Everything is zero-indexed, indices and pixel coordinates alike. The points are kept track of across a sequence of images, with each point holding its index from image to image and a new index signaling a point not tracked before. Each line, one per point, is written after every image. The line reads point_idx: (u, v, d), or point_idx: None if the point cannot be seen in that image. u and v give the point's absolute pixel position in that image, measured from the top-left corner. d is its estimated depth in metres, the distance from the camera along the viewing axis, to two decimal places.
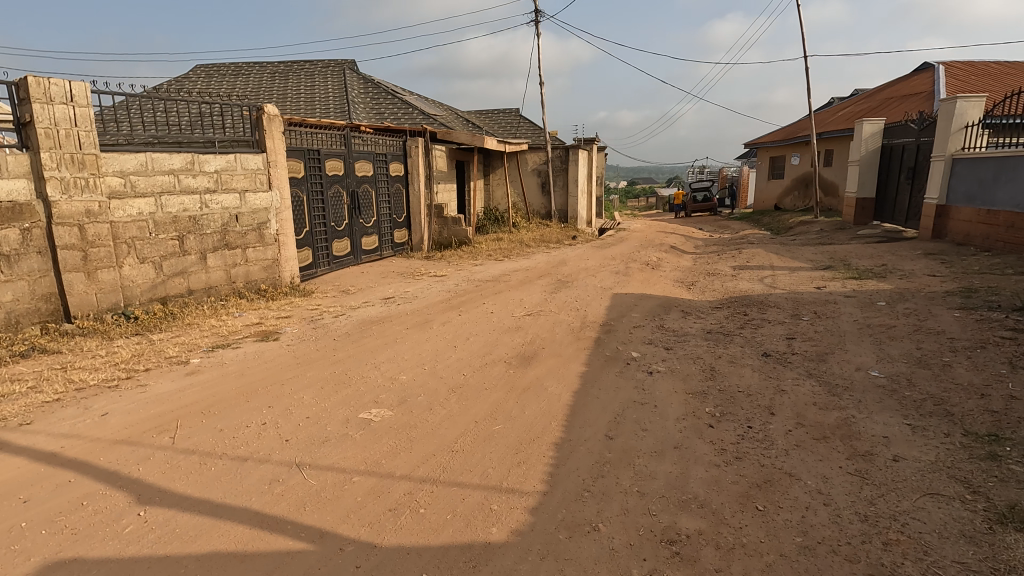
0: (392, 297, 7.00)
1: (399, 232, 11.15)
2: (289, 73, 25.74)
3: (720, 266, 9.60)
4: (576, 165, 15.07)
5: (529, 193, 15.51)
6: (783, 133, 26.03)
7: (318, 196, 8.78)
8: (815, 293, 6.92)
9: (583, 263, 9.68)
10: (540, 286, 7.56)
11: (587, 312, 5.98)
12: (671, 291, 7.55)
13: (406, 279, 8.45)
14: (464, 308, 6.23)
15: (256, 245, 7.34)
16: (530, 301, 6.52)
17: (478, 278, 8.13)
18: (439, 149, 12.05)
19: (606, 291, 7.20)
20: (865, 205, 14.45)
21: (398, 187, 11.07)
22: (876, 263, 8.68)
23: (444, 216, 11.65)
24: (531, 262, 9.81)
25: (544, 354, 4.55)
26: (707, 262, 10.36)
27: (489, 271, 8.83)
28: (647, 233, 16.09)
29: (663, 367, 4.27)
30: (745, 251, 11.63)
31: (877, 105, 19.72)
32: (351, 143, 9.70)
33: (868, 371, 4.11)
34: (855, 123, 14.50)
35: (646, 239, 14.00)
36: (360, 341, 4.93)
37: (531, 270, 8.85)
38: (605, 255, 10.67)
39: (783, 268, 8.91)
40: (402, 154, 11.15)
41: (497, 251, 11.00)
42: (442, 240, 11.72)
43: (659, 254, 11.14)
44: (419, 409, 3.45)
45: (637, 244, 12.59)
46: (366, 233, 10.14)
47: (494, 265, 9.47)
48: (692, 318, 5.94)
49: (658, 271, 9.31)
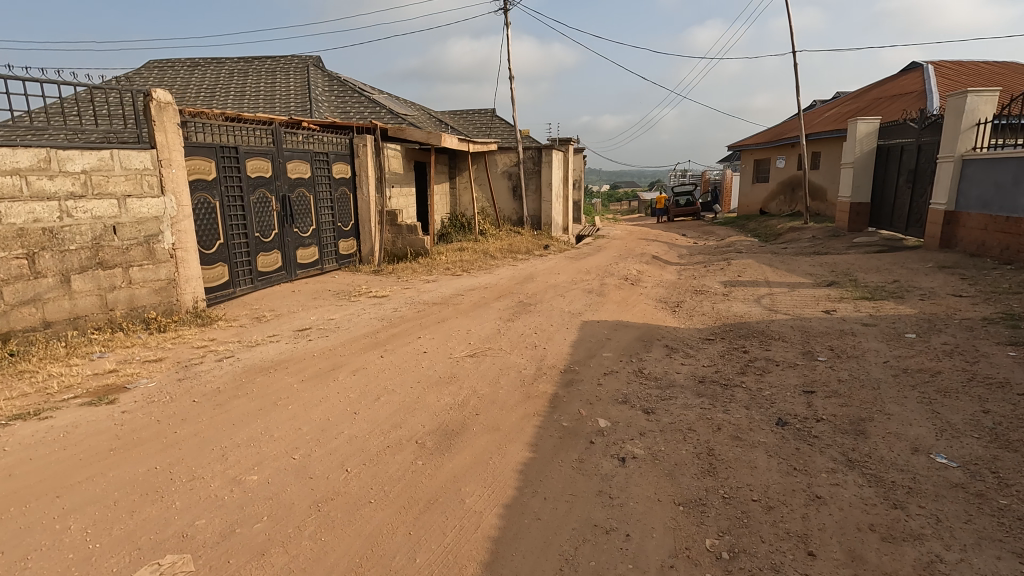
0: (310, 328, 5.66)
1: (345, 242, 9.81)
2: (249, 69, 24.15)
3: (709, 282, 8.41)
4: (549, 167, 13.83)
5: (499, 197, 14.24)
6: (767, 135, 25.17)
7: (236, 202, 7.41)
8: (825, 319, 5.74)
9: (552, 279, 8.42)
10: (496, 311, 6.27)
11: (547, 350, 4.70)
12: (652, 315, 6.32)
13: (340, 300, 7.12)
14: (392, 345, 4.92)
15: (143, 262, 5.94)
16: (478, 334, 5.22)
17: (425, 301, 6.81)
18: (394, 148, 10.72)
19: (574, 317, 5.93)
20: (860, 210, 13.45)
21: (343, 191, 9.72)
22: (886, 279, 7.57)
23: (398, 224, 10.34)
24: (493, 277, 8.52)
25: (477, 425, 3.26)
26: (693, 276, 9.17)
27: (442, 290, 7.53)
28: (627, 240, 14.91)
29: (642, 450, 3.00)
30: (735, 261, 10.47)
31: (866, 105, 18.83)
32: (282, 139, 8.32)
33: (930, 456, 2.89)
34: (848, 122, 13.49)
35: (626, 247, 12.83)
36: (227, 405, 3.57)
37: (490, 289, 7.55)
38: (579, 269, 9.41)
39: (781, 285, 7.74)
40: (348, 154, 9.80)
41: (457, 264, 9.70)
42: (396, 251, 10.40)
43: (640, 267, 9.92)
44: (245, 554, 2.12)
45: (615, 254, 11.39)
46: (303, 244, 8.80)
47: (450, 282, 8.16)
48: (681, 358, 4.70)
49: (638, 288, 8.07)
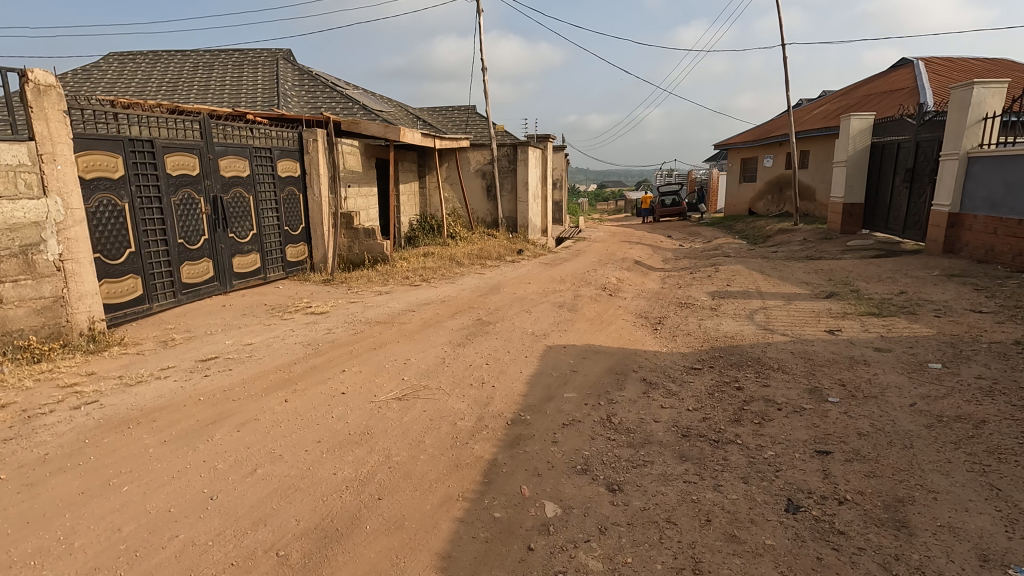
0: (218, 357, 4.69)
1: (293, 247, 8.82)
2: (215, 62, 22.94)
3: (695, 292, 7.56)
4: (525, 166, 12.92)
5: (472, 197, 13.31)
6: (754, 134, 24.52)
7: (152, 204, 6.41)
8: (830, 342, 4.89)
9: (521, 290, 7.51)
10: (447, 332, 5.34)
11: (494, 391, 3.79)
12: (630, 336, 5.43)
13: (271, 318, 6.15)
14: (306, 383, 3.97)
15: (19, 277, 4.89)
16: (417, 367, 4.30)
17: (367, 319, 5.87)
18: (351, 144, 9.74)
19: (537, 341, 5.02)
20: (853, 211, 12.72)
21: (291, 191, 8.73)
22: (892, 290, 6.76)
23: (354, 228, 9.36)
24: (455, 288, 7.60)
25: (374, 520, 2.34)
26: (679, 285, 8.34)
27: (392, 305, 6.60)
28: (609, 244, 14.06)
29: (600, 564, 2.10)
30: (723, 268, 9.65)
31: (856, 102, 18.18)
32: (213, 132, 7.32)
33: (1007, 571, 2.01)
34: (841, 118, 12.75)
35: (608, 252, 11.97)
36: (41, 486, 2.60)
37: (449, 303, 6.64)
38: (552, 277, 8.52)
39: (775, 297, 6.90)
40: (296, 150, 8.81)
41: (418, 272, 8.76)
42: (352, 258, 9.43)
43: (620, 275, 9.06)
44: None
45: (595, 260, 10.54)
46: (241, 251, 7.81)
47: (405, 294, 7.23)
48: (661, 397, 3.82)
49: (616, 302, 7.19)
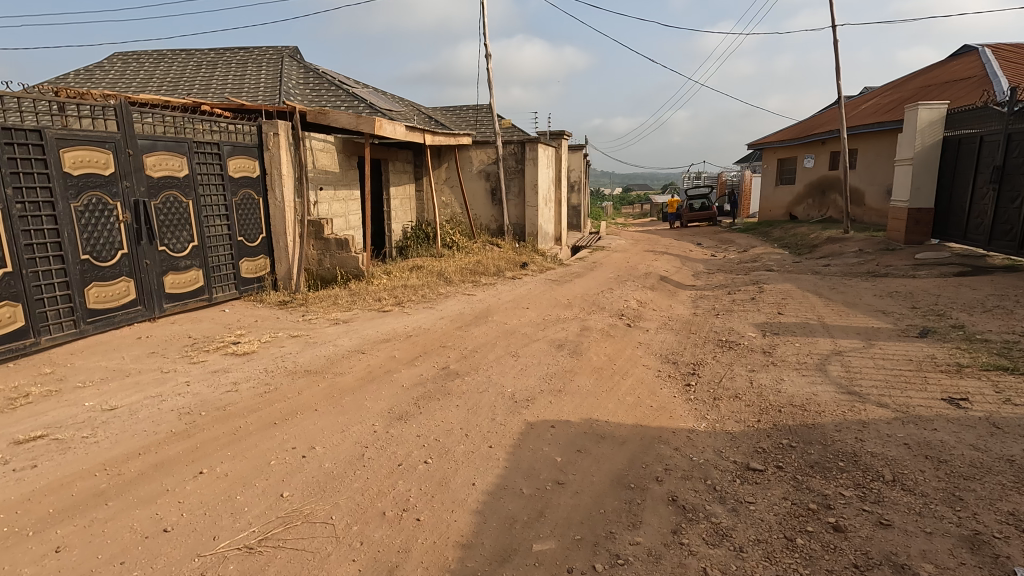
0: (50, 433, 3.23)
1: (249, 261, 7.43)
2: (219, 61, 21.96)
3: (739, 324, 5.89)
4: (535, 166, 11.35)
5: (474, 201, 11.80)
6: (793, 132, 22.50)
7: (40, 210, 5.04)
8: (961, 423, 3.19)
9: (516, 319, 5.96)
10: (394, 393, 3.81)
11: (415, 533, 2.24)
12: (651, 401, 3.82)
13: (177, 361, 4.70)
14: (125, 501, 2.48)
15: None
16: (317, 466, 2.78)
17: (297, 366, 4.37)
18: (326, 139, 8.32)
19: (514, 412, 3.44)
20: (920, 218, 10.81)
21: (246, 194, 7.35)
22: (1010, 327, 5.00)
23: (325, 237, 7.92)
24: (433, 316, 6.08)
25: None
26: (716, 312, 6.67)
27: (344, 341, 5.10)
28: (630, 254, 12.39)
29: None
30: (769, 287, 7.92)
31: (914, 94, 16.10)
32: (135, 122, 5.96)
33: None
34: (906, 109, 10.86)
35: (628, 265, 10.32)
36: None
37: (416, 340, 5.12)
38: (558, 301, 6.94)
39: (848, 335, 5.19)
40: (254, 145, 7.42)
41: (394, 293, 7.27)
42: (322, 273, 8.00)
43: (643, 297, 7.42)
44: None
45: (613, 276, 8.91)
46: (177, 267, 6.44)
47: (368, 325, 5.73)
48: (703, 548, 2.22)
49: (636, 338, 5.57)
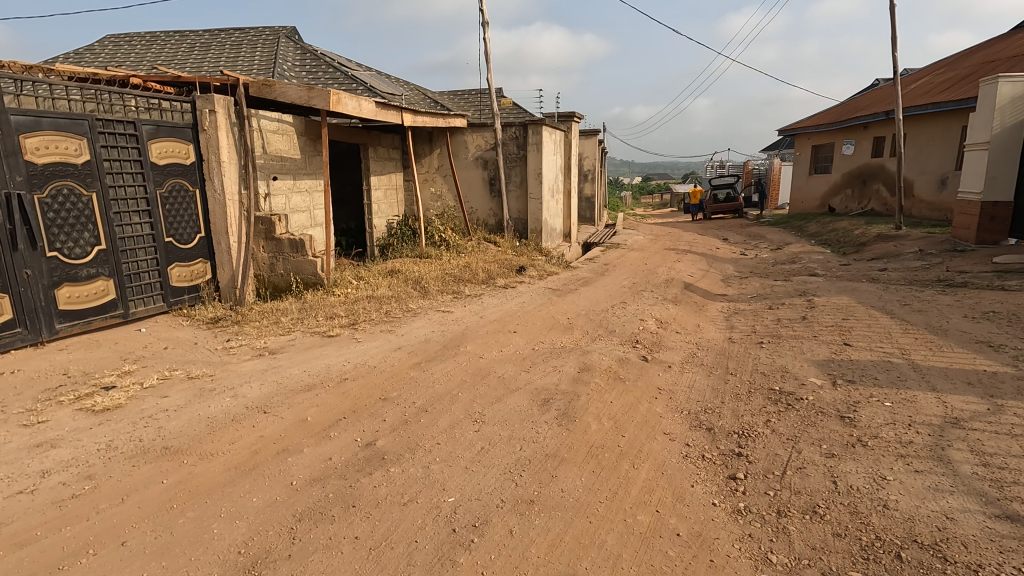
0: None
1: (181, 267, 6.12)
2: (213, 43, 20.70)
3: (795, 361, 4.37)
4: (539, 152, 9.86)
5: (470, 193, 10.35)
6: (831, 116, 20.54)
7: None
8: None
9: (497, 353, 4.51)
10: (269, 503, 2.41)
11: None
12: (679, 523, 2.38)
13: (10, 420, 3.35)
14: None
15: None
16: None
17: (156, 439, 2.99)
18: (281, 118, 6.93)
19: (445, 561, 2.02)
20: (996, 213, 9.09)
21: (176, 185, 6.02)
22: None
23: (277, 237, 6.55)
24: (390, 344, 4.67)
25: None
26: (760, 339, 5.16)
27: (252, 389, 3.72)
28: (649, 254, 10.85)
29: None
30: (823, 302, 6.37)
31: (977, 70, 14.17)
32: (8, 92, 4.62)
33: None
34: (981, 84, 9.13)
35: (646, 268, 8.80)
36: None
37: (352, 388, 3.74)
38: (556, 321, 5.49)
39: (958, 387, 3.67)
40: (186, 125, 6.07)
41: (353, 307, 5.89)
42: (275, 280, 6.66)
43: (664, 316, 5.92)
44: None
45: (628, 283, 7.42)
46: (75, 278, 5.12)
47: (299, 359, 4.34)
48: None
49: (655, 383, 4.09)
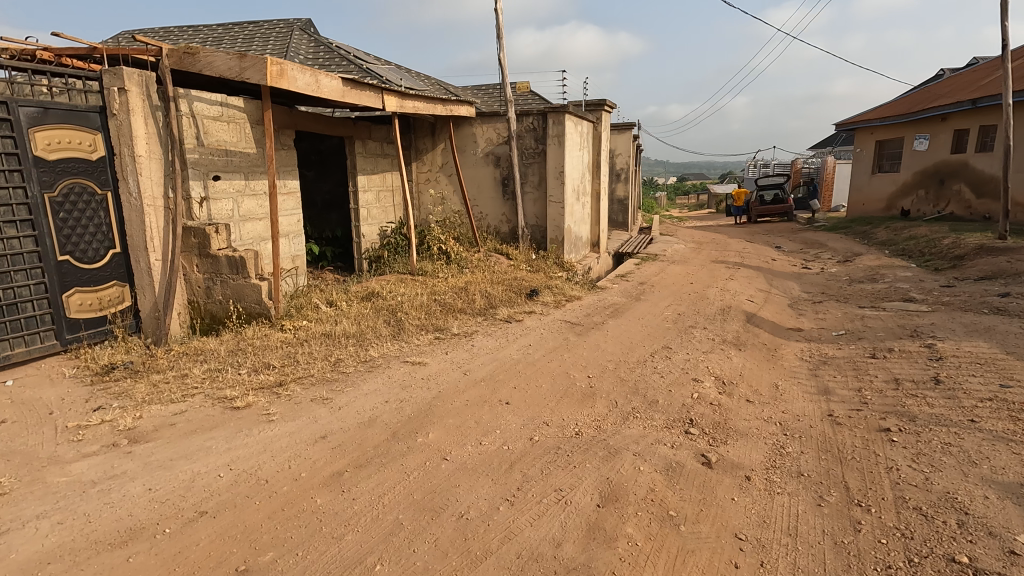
0: None
1: (84, 294, 4.69)
2: (224, 36, 19.60)
3: (969, 484, 2.59)
4: (561, 146, 8.17)
5: (479, 195, 8.75)
6: (899, 107, 18.18)
7: None
8: None
9: (472, 451, 2.88)
10: None
11: None
12: None
13: None
14: None
15: None
16: None
17: None
18: (226, 101, 5.45)
19: None
20: None
21: (74, 186, 4.58)
22: None
23: (213, 254, 5.06)
24: (315, 428, 3.09)
25: None
26: (881, 423, 3.38)
27: (34, 536, 2.16)
28: (694, 268, 9.05)
29: None
30: (954, 351, 4.51)
31: None
32: None
33: None
34: None
35: (693, 290, 7.04)
36: None
37: (203, 540, 2.16)
38: (571, 383, 3.82)
39: None
40: (91, 108, 4.64)
41: (294, 351, 4.35)
42: (212, 309, 5.18)
43: (726, 373, 4.17)
44: None
45: (672, 314, 5.70)
46: None
47: (165, 456, 2.79)
48: None
49: (731, 528, 2.38)
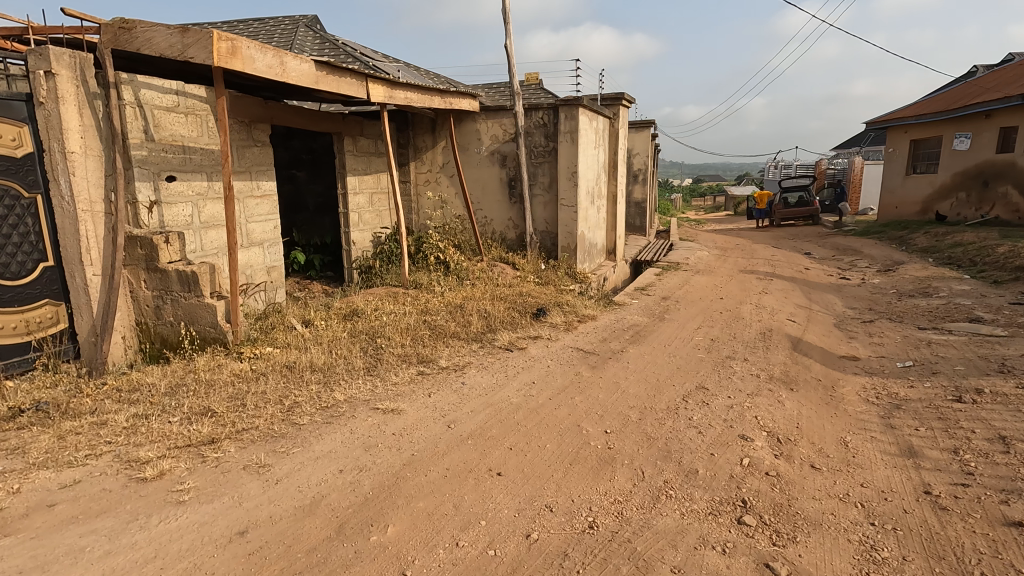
0: None
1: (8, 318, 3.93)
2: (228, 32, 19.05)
3: None
4: (574, 143, 7.33)
5: (483, 199, 7.95)
6: (937, 104, 17.01)
7: None
8: None
9: (444, 562, 2.05)
10: None
11: None
12: None
13: None
14: None
15: None
16: None
17: None
18: (183, 89, 4.70)
19: None
20: None
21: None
22: None
23: (161, 268, 4.30)
24: (237, 517, 2.28)
25: None
26: (1007, 511, 2.49)
27: None
28: (721, 279, 8.15)
29: None
30: None
31: None
32: None
33: None
34: None
35: (724, 308, 6.15)
36: None
37: None
38: (583, 442, 2.98)
39: None
40: (13, 95, 3.87)
41: (245, 391, 3.58)
42: (163, 332, 4.45)
43: (780, 425, 3.30)
44: None
45: (704, 340, 4.82)
46: None
47: (15, 566, 2.00)
48: None
49: None
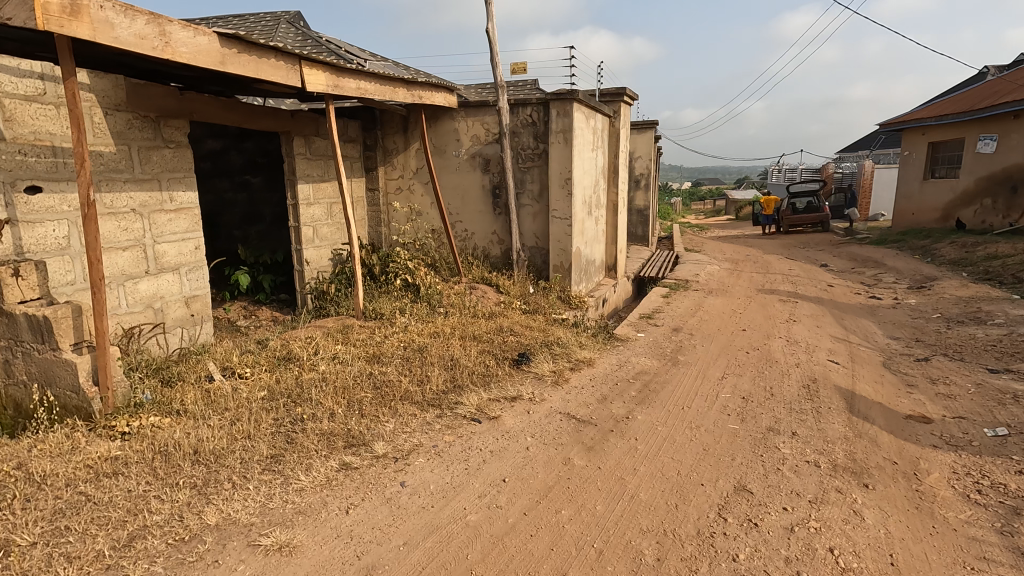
0: None
1: None
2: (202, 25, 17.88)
3: None
4: (567, 144, 6.23)
5: (463, 209, 6.85)
6: (958, 105, 15.96)
7: None
8: None
9: None
10: None
11: None
12: None
13: None
14: None
15: None
16: None
17: None
18: (53, 73, 3.61)
19: None
20: None
21: None
22: None
23: (9, 311, 3.18)
24: None
25: None
26: None
27: None
28: (738, 302, 7.06)
29: None
30: None
31: None
32: None
33: None
34: None
35: (750, 345, 5.06)
36: None
37: None
38: None
39: None
40: None
41: (80, 502, 2.45)
42: (17, 395, 3.33)
43: (872, 569, 2.15)
44: None
45: (734, 399, 3.72)
46: None
47: None
48: None
49: None
